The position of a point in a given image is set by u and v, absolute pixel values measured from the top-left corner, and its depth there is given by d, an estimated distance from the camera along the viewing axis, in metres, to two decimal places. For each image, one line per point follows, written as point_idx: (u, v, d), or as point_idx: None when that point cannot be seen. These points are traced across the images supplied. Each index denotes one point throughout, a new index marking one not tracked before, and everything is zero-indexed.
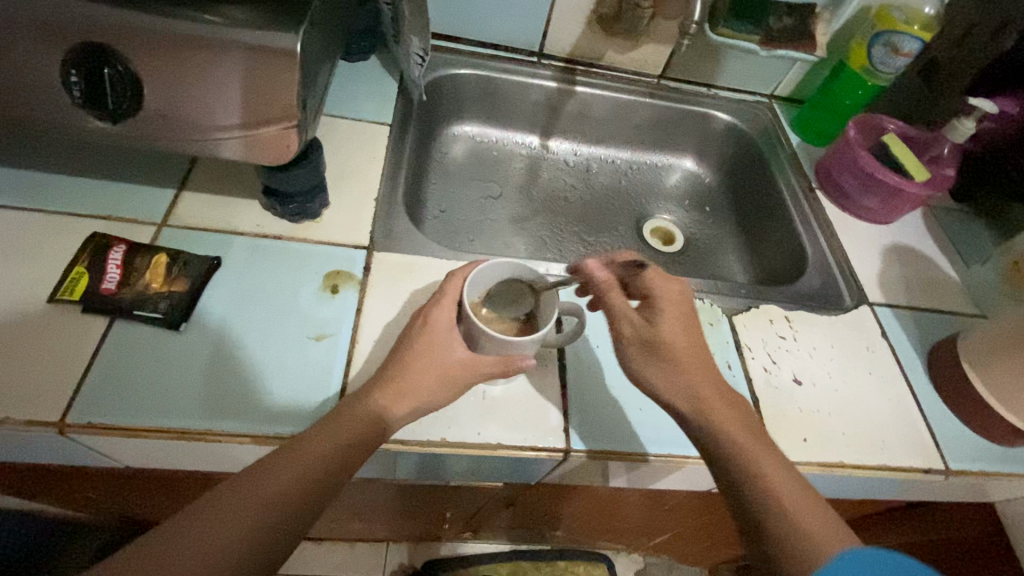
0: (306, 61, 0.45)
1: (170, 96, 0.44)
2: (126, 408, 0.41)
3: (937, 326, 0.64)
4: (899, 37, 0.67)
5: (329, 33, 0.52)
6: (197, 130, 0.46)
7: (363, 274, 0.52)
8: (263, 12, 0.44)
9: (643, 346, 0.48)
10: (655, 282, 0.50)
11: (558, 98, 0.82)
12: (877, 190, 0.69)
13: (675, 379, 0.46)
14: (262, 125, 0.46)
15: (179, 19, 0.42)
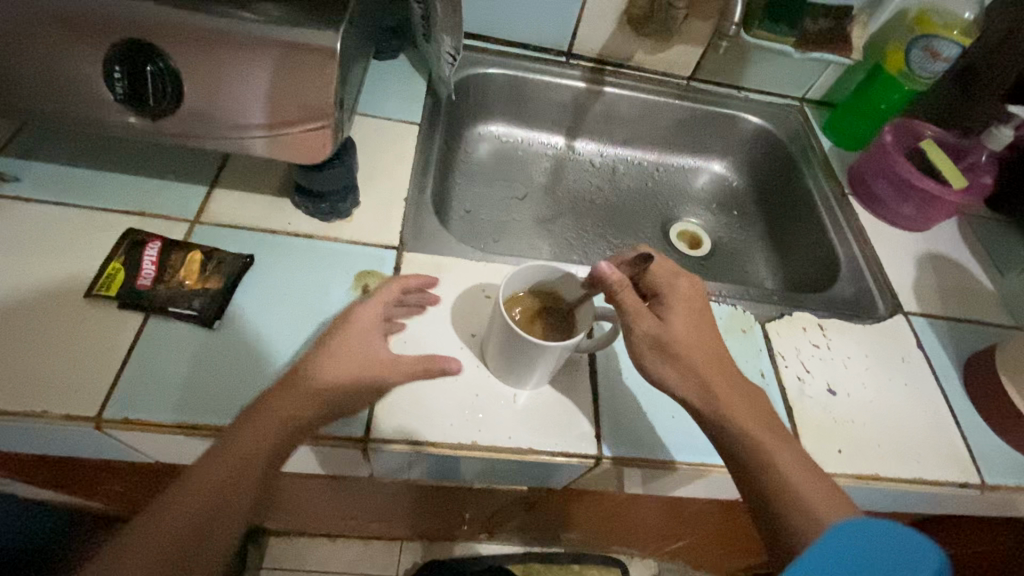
0: (344, 60, 0.45)
1: (209, 94, 0.44)
2: (161, 405, 0.41)
3: (973, 337, 0.62)
4: (939, 41, 0.66)
5: (364, 32, 0.52)
6: (234, 128, 0.46)
7: (394, 274, 0.52)
8: (303, 11, 0.44)
9: (691, 331, 0.47)
10: (662, 280, 0.49)
11: (586, 99, 0.81)
12: (912, 195, 0.68)
13: (711, 387, 0.45)
14: (299, 123, 0.45)
15: (222, 17, 0.42)
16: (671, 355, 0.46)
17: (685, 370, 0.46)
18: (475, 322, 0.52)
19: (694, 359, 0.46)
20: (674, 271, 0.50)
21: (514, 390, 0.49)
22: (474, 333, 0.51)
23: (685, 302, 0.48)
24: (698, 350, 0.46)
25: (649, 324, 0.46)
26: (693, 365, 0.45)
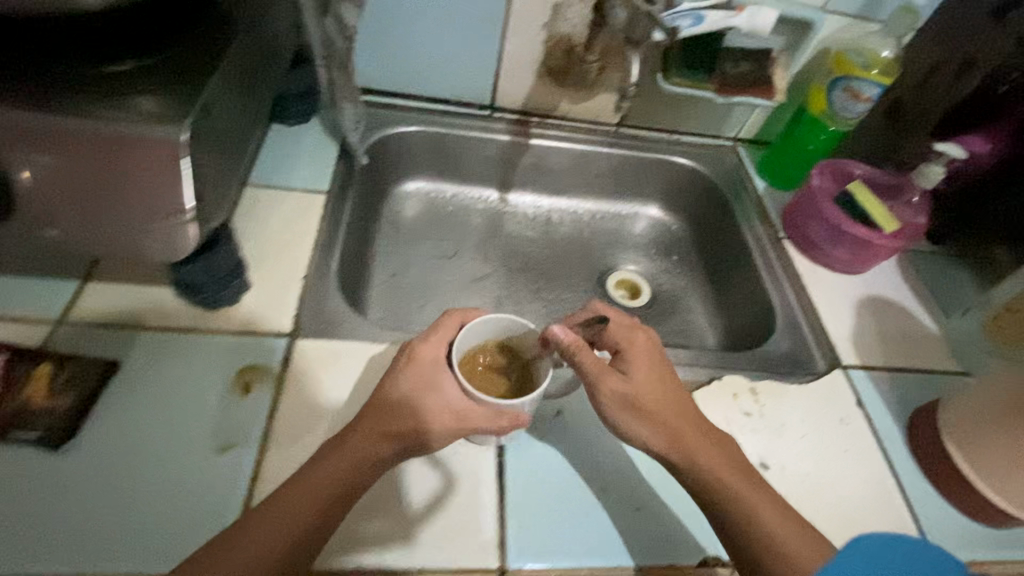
0: (198, 151, 0.41)
1: (55, 197, 0.40)
2: (3, 546, 0.37)
3: (917, 389, 0.59)
4: (859, 81, 0.64)
5: (231, 112, 0.48)
6: (84, 228, 0.42)
7: (282, 368, 0.48)
8: (147, 101, 0.40)
9: (659, 386, 0.45)
10: (619, 335, 0.48)
11: (514, 151, 0.79)
12: (844, 240, 0.66)
13: (681, 440, 0.44)
14: (156, 222, 0.42)
15: (93, 116, 0.38)
16: (641, 412, 0.44)
17: (635, 426, 0.44)
18: None
19: (663, 413, 0.44)
20: (630, 326, 0.49)
21: (412, 490, 0.45)
22: None
23: (645, 356, 0.47)
24: (667, 403, 0.45)
25: (616, 382, 0.45)
26: (662, 418, 0.44)
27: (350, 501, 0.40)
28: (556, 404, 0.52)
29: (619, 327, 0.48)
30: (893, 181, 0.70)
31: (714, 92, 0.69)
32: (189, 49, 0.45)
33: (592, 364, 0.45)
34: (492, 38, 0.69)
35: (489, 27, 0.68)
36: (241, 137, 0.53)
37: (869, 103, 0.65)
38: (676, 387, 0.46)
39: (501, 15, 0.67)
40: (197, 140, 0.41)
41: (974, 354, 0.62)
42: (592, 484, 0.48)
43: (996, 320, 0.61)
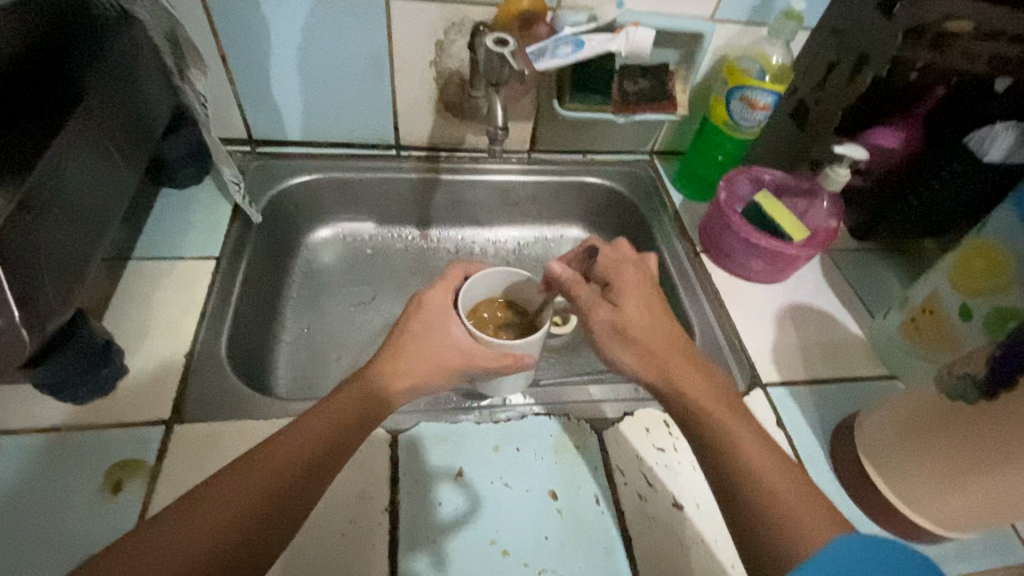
0: (21, 252, 0.39)
1: None
2: None
3: (841, 400, 0.58)
4: (753, 91, 0.63)
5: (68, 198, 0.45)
6: None
7: (157, 459, 0.45)
8: None
9: (647, 315, 0.48)
10: (610, 270, 0.52)
11: (426, 189, 0.77)
12: (757, 253, 0.64)
13: (655, 373, 0.46)
14: None
15: None
16: (625, 338, 0.48)
17: (623, 354, 0.48)
18: None
19: (643, 338, 0.47)
20: (620, 260, 0.53)
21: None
22: None
23: (633, 286, 0.50)
24: (651, 327, 0.48)
25: (606, 313, 0.49)
26: (646, 345, 0.47)
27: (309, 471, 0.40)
28: (458, 461, 0.48)
29: (608, 262, 0.52)
30: (804, 185, 0.69)
31: (614, 112, 0.68)
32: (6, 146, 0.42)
33: (582, 295, 0.50)
34: (382, 79, 0.68)
35: (377, 69, 0.67)
36: (102, 220, 0.51)
37: (766, 111, 0.65)
38: (664, 315, 0.49)
39: (386, 56, 0.65)
40: (18, 241, 0.38)
41: (899, 357, 0.60)
42: (493, 549, 0.44)
43: (912, 322, 0.59)
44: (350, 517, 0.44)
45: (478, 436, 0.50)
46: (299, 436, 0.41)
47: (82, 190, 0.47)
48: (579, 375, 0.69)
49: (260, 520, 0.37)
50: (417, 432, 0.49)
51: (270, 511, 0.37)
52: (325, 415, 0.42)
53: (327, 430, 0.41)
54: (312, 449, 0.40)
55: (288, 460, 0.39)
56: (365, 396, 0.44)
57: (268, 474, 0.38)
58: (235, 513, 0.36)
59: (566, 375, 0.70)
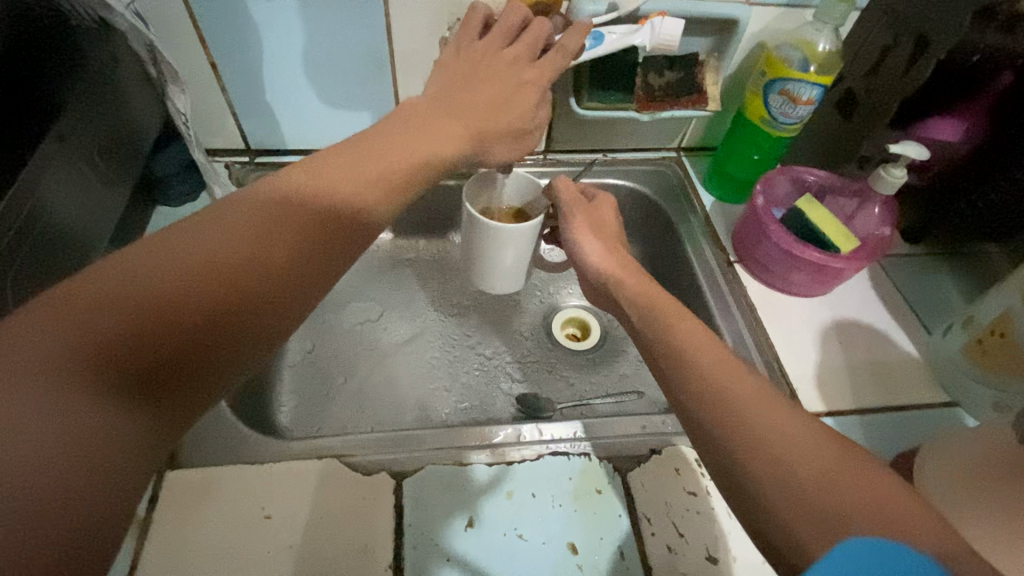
0: None
1: None
2: None
3: (893, 431, 0.52)
4: (795, 84, 0.56)
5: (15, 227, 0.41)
6: None
7: (146, 509, 0.42)
8: None
9: (612, 223, 0.56)
10: (598, 194, 0.59)
11: (434, 195, 0.72)
12: (800, 265, 0.58)
13: None
14: None
15: None
16: (611, 248, 0.52)
17: (595, 245, 0.52)
18: (260, 544, 0.41)
19: None
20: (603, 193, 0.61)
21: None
22: (269, 549, 0.41)
23: (609, 207, 0.58)
24: (613, 240, 0.54)
25: (580, 213, 0.56)
26: None
27: (277, 269, 0.31)
28: (467, 509, 0.44)
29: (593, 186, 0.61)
30: (854, 186, 0.62)
31: (636, 109, 0.62)
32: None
33: (567, 198, 0.57)
34: (382, 80, 0.63)
35: (376, 69, 0.61)
36: (79, 249, 0.48)
37: (810, 105, 0.57)
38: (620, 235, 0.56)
39: (385, 55, 0.60)
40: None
41: (961, 382, 0.54)
42: None
43: (979, 345, 0.52)
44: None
45: (489, 479, 0.46)
46: (247, 226, 0.31)
47: (55, 219, 0.45)
48: (601, 396, 0.64)
49: (221, 329, 0.29)
50: (424, 475, 0.46)
51: (232, 319, 0.29)
52: (243, 232, 0.31)
53: (246, 256, 0.30)
54: (267, 253, 0.31)
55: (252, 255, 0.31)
56: (324, 196, 0.34)
57: (220, 272, 0.29)
58: (187, 314, 0.28)
59: (586, 395, 0.65)
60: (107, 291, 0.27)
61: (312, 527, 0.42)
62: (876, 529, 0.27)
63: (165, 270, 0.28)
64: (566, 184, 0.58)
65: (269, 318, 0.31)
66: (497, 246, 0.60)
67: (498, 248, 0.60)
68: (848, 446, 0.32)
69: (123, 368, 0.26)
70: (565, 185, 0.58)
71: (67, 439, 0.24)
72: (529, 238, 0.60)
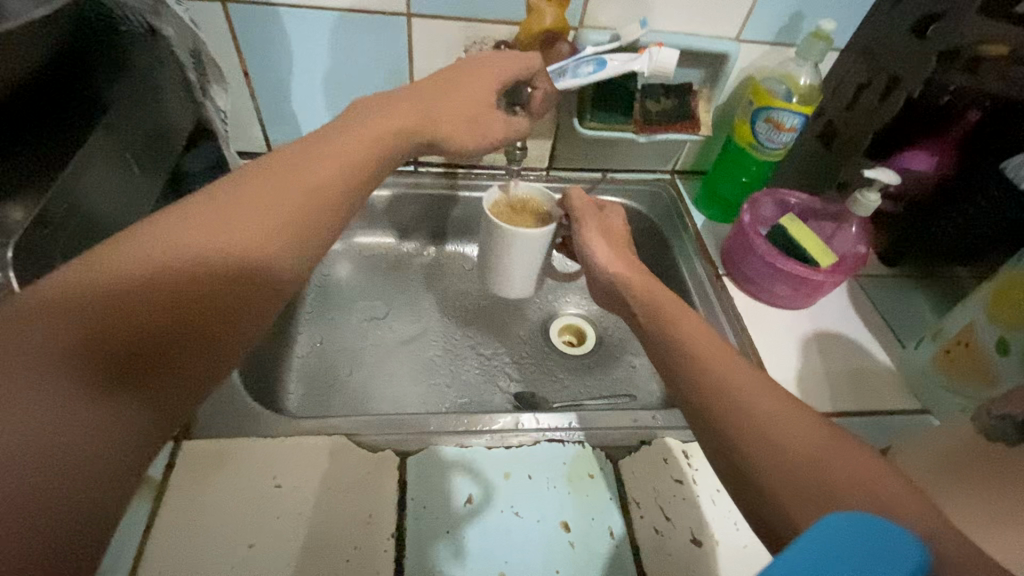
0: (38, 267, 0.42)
1: None
2: None
3: (869, 433, 0.55)
4: (779, 113, 0.62)
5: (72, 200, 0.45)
6: None
7: (164, 475, 0.45)
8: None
9: (620, 231, 0.61)
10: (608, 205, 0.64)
11: (442, 204, 0.76)
12: (782, 278, 0.62)
13: None
14: None
15: None
16: (622, 252, 0.57)
17: (602, 251, 0.56)
18: (272, 510, 0.44)
19: None
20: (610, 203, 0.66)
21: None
22: (279, 516, 0.44)
23: (617, 215, 0.63)
24: (619, 244, 0.58)
25: (591, 218, 0.60)
26: None
27: (233, 274, 0.33)
28: (468, 487, 0.47)
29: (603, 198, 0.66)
30: (833, 209, 0.67)
31: (636, 130, 0.67)
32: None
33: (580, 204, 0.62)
34: None
35: (396, 84, 0.66)
36: (110, 233, 0.51)
37: (792, 133, 0.63)
38: (627, 240, 0.60)
39: (406, 71, 0.65)
40: (23, 257, 0.41)
41: (931, 390, 0.57)
42: None
43: (947, 354, 0.56)
44: (355, 543, 0.43)
45: (488, 462, 0.49)
46: (202, 229, 0.33)
47: (99, 203, 0.49)
48: (594, 397, 0.68)
49: (185, 328, 0.31)
50: (427, 454, 0.48)
51: (197, 319, 0.31)
52: (197, 235, 0.33)
53: (204, 258, 0.32)
54: (222, 258, 0.33)
55: (208, 261, 0.32)
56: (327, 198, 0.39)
57: (181, 275, 0.31)
58: (146, 317, 0.29)
59: (581, 396, 0.68)
60: (63, 300, 0.28)
61: (320, 497, 0.45)
62: (847, 489, 0.30)
63: (116, 272, 0.30)
64: (578, 193, 0.63)
65: (229, 318, 0.33)
66: (514, 252, 0.64)
67: (516, 253, 0.64)
68: (821, 421, 0.35)
69: (95, 360, 0.27)
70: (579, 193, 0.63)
71: (44, 434, 0.25)
72: (538, 244, 0.64)
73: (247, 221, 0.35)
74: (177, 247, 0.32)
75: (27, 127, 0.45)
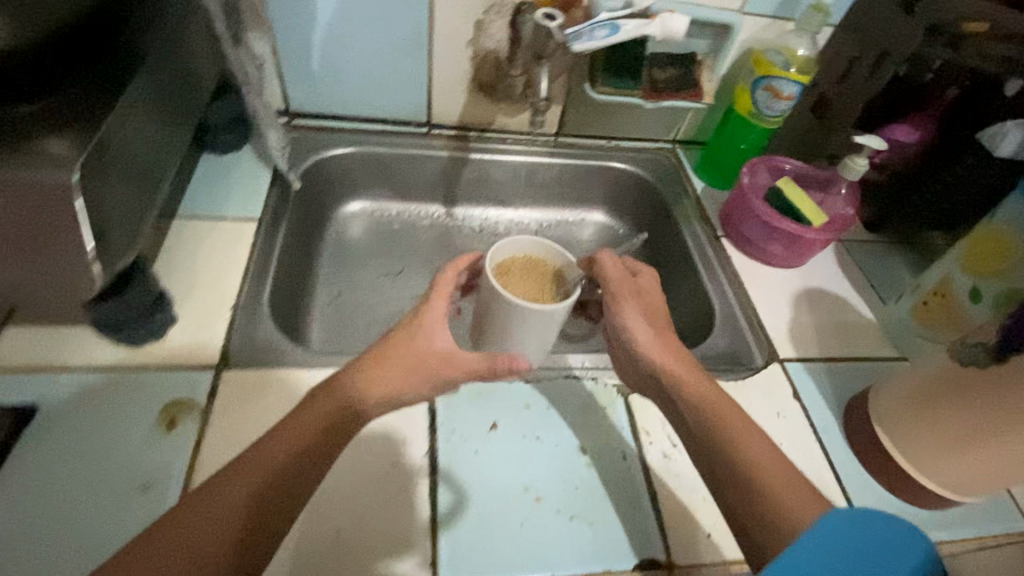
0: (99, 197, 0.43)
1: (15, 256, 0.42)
2: None
3: (853, 376, 0.60)
4: (779, 81, 0.66)
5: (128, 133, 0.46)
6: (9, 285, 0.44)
7: (208, 401, 0.47)
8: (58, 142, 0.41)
9: (659, 308, 0.53)
10: (648, 273, 0.56)
11: (454, 166, 0.79)
12: (777, 236, 0.67)
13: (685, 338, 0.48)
14: (71, 266, 0.43)
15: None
16: (660, 329, 0.51)
17: (637, 329, 0.50)
18: None
19: None
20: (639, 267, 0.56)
21: (362, 534, 0.43)
22: None
23: (653, 293, 0.54)
24: (659, 320, 0.52)
25: (624, 284, 0.53)
26: None
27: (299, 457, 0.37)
28: (492, 415, 0.51)
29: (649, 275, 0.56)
30: (824, 175, 0.72)
31: (642, 97, 0.70)
32: (82, 91, 0.45)
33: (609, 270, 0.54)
34: (419, 55, 0.70)
35: (414, 45, 0.68)
36: (156, 173, 0.52)
37: (790, 100, 0.67)
38: (666, 321, 0.53)
39: (425, 32, 0.67)
40: (90, 173, 0.41)
41: (908, 339, 0.63)
42: (527, 495, 0.47)
43: (924, 305, 0.61)
44: (391, 462, 0.47)
45: (509, 395, 0.53)
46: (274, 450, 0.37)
47: (146, 139, 0.50)
48: None
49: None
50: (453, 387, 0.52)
51: (258, 529, 0.35)
52: (260, 453, 0.37)
53: (263, 477, 0.36)
54: (286, 465, 0.37)
55: (265, 476, 0.36)
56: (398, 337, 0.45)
57: (241, 497, 0.35)
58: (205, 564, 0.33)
59: None
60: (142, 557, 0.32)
61: None
62: None
63: (190, 517, 0.34)
64: (611, 258, 0.55)
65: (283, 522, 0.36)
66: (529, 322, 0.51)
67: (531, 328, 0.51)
68: None
69: None
70: (609, 257, 0.55)
71: None
72: (554, 324, 0.52)
73: (295, 431, 0.38)
74: (243, 467, 0.37)
75: (84, 62, 0.46)
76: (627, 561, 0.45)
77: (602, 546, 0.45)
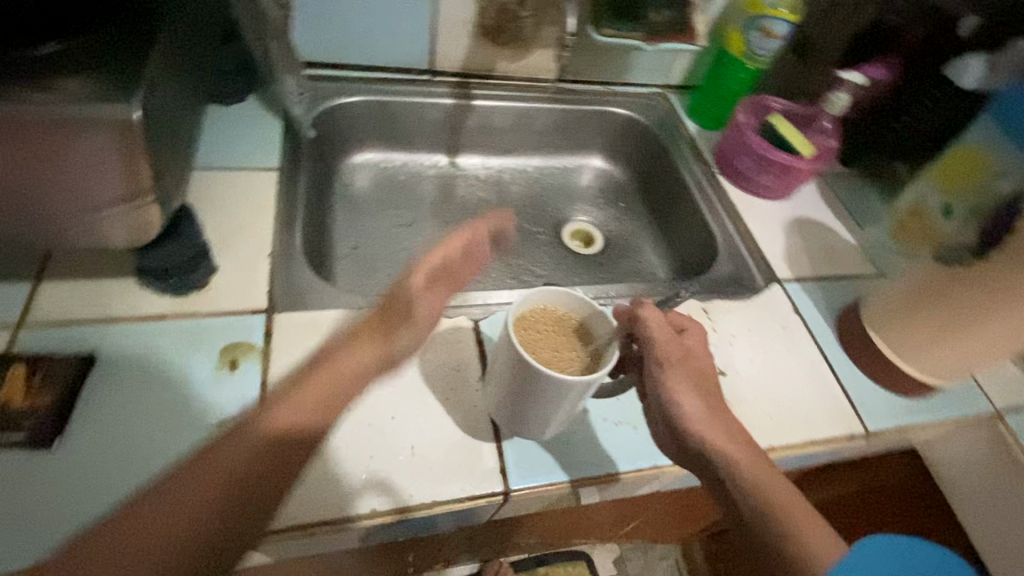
0: (156, 143, 0.42)
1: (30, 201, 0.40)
2: (35, 534, 0.37)
3: (842, 292, 0.68)
4: (770, 21, 0.71)
5: (168, 76, 0.45)
6: (53, 227, 0.42)
7: (265, 342, 0.49)
8: (108, 78, 0.39)
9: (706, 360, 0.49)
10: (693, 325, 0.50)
11: (458, 114, 0.80)
12: (771, 169, 0.72)
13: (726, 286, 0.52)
14: (125, 209, 0.42)
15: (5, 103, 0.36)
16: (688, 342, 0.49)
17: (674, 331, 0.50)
18: None
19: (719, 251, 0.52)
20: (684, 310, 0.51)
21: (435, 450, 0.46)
22: None
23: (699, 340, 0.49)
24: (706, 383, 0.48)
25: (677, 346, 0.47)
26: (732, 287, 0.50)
27: (309, 441, 0.35)
28: None
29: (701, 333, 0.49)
30: (808, 112, 0.76)
31: (642, 40, 0.73)
32: (128, 22, 0.42)
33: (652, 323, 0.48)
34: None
35: None
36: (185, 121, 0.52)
37: (779, 40, 0.72)
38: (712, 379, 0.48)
39: None
40: (150, 115, 0.41)
41: (886, 256, 0.71)
42: None
43: (902, 224, 0.68)
44: (450, 386, 0.49)
45: None
46: (276, 423, 0.35)
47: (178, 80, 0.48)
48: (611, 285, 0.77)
49: (212, 546, 0.32)
50: (496, 317, 0.55)
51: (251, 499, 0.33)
52: (267, 419, 0.35)
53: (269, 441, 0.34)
54: (288, 441, 0.34)
55: (268, 447, 0.34)
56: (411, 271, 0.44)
57: (248, 457, 0.34)
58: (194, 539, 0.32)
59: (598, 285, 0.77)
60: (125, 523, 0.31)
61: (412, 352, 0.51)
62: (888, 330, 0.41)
63: (188, 480, 0.32)
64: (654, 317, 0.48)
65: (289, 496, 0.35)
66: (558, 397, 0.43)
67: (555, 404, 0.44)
68: None
69: None
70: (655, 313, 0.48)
71: None
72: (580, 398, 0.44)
73: (300, 396, 0.35)
74: (241, 437, 0.34)
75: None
76: (670, 458, 0.50)
77: (648, 448, 0.50)
